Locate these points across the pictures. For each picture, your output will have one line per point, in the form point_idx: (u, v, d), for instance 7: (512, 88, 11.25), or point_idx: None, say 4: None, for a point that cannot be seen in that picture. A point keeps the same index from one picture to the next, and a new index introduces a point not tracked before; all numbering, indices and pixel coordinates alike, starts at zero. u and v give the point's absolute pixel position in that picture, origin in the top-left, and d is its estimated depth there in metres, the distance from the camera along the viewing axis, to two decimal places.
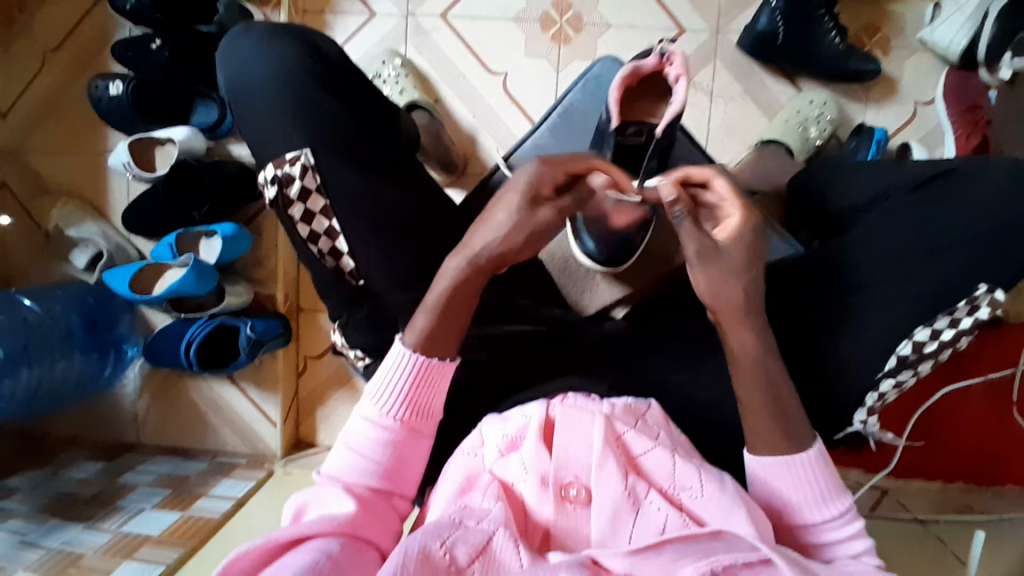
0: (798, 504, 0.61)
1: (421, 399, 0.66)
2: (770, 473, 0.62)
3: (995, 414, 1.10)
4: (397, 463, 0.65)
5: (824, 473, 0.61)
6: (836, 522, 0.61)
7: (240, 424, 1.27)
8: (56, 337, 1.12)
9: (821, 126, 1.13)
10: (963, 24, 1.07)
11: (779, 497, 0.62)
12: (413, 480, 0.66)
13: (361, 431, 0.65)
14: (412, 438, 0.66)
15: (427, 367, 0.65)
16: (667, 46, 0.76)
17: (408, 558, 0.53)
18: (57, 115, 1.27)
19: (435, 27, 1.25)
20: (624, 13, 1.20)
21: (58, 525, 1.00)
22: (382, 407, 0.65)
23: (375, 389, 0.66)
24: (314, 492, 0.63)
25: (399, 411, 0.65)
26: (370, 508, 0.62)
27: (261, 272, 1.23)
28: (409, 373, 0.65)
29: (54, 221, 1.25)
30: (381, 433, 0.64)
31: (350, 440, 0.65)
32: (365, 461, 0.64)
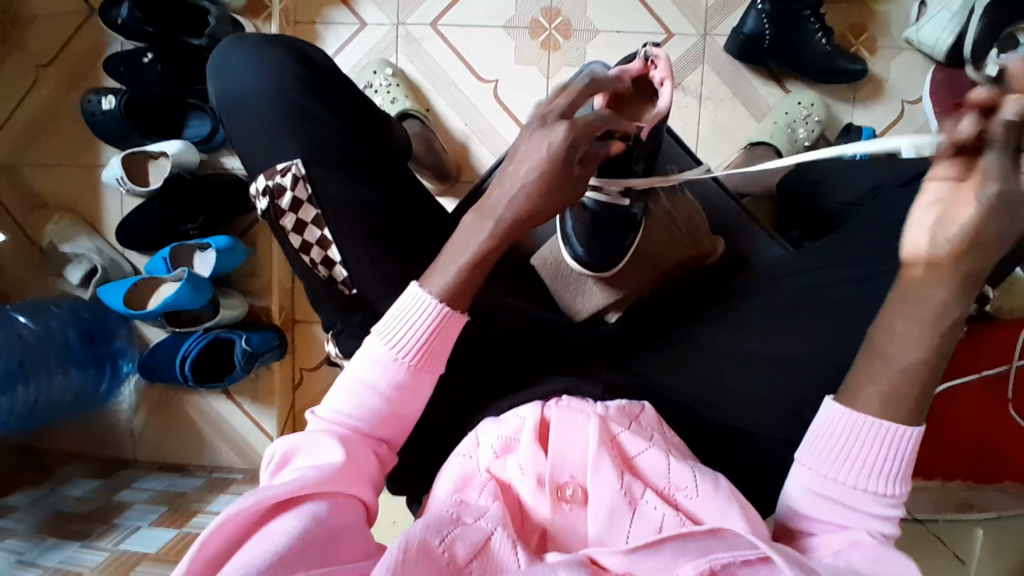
0: (860, 466, 0.53)
1: (435, 349, 0.64)
2: (851, 425, 0.53)
3: (993, 411, 1.09)
4: (397, 411, 0.64)
5: (909, 451, 0.53)
6: (884, 500, 0.53)
7: (237, 438, 1.27)
8: (51, 353, 1.11)
9: (810, 126, 1.14)
10: (948, 22, 1.08)
11: (842, 453, 0.54)
12: (406, 428, 0.66)
13: (367, 373, 0.64)
14: (417, 387, 0.65)
15: (446, 318, 0.64)
16: (650, 50, 0.77)
17: (408, 545, 0.52)
18: (48, 131, 1.27)
19: (426, 36, 1.26)
20: (613, 19, 1.21)
21: (55, 544, 0.99)
22: (394, 350, 0.63)
23: (386, 332, 0.64)
24: (305, 435, 0.62)
25: (411, 358, 0.63)
26: (362, 454, 0.62)
27: (256, 284, 1.24)
28: (428, 321, 0.63)
29: (48, 237, 1.25)
30: (390, 378, 0.63)
31: (352, 381, 0.64)
32: (365, 403, 0.63)
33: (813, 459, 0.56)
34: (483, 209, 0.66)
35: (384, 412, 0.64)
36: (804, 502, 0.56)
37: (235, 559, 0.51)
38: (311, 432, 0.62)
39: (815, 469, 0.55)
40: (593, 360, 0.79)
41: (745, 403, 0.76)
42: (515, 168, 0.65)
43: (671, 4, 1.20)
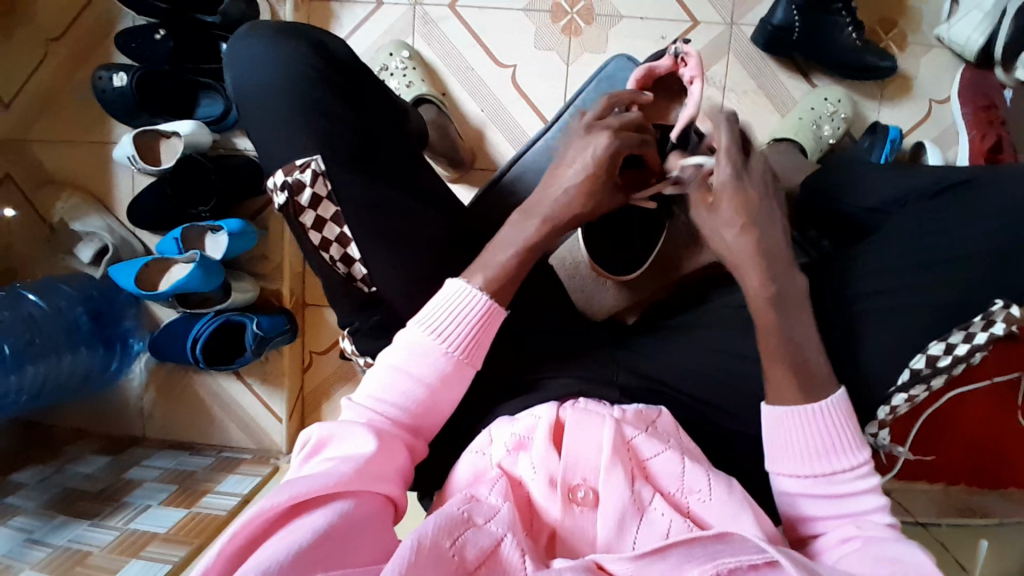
0: (816, 452, 0.61)
1: (479, 342, 0.66)
2: (788, 418, 0.62)
3: (999, 416, 1.10)
4: (435, 402, 0.65)
5: (847, 420, 0.61)
6: (854, 474, 0.60)
7: (246, 419, 1.27)
8: (61, 331, 1.11)
9: (835, 124, 1.11)
10: (980, 22, 1.04)
11: (796, 445, 0.61)
12: (439, 421, 0.67)
13: (410, 361, 0.65)
14: (458, 379, 0.66)
15: (492, 311, 0.66)
16: (681, 46, 0.76)
17: (421, 545, 0.52)
18: (58, 105, 1.25)
19: (443, 16, 1.22)
20: (636, 5, 1.18)
21: (66, 522, 1.00)
22: (440, 339, 0.65)
23: (432, 322, 0.65)
24: (340, 426, 0.61)
25: (457, 349, 0.65)
26: (398, 446, 0.62)
27: (266, 266, 1.23)
28: (476, 313, 0.66)
29: (59, 215, 1.25)
30: (435, 367, 0.65)
31: (394, 366, 0.65)
32: (407, 391, 0.64)
33: (784, 456, 0.62)
34: (529, 210, 0.71)
35: (425, 402, 0.65)
36: (792, 503, 0.62)
37: (260, 554, 0.50)
38: (346, 422, 0.62)
39: (784, 471, 0.62)
40: (607, 363, 0.78)
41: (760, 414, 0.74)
42: (564, 173, 0.71)
43: None
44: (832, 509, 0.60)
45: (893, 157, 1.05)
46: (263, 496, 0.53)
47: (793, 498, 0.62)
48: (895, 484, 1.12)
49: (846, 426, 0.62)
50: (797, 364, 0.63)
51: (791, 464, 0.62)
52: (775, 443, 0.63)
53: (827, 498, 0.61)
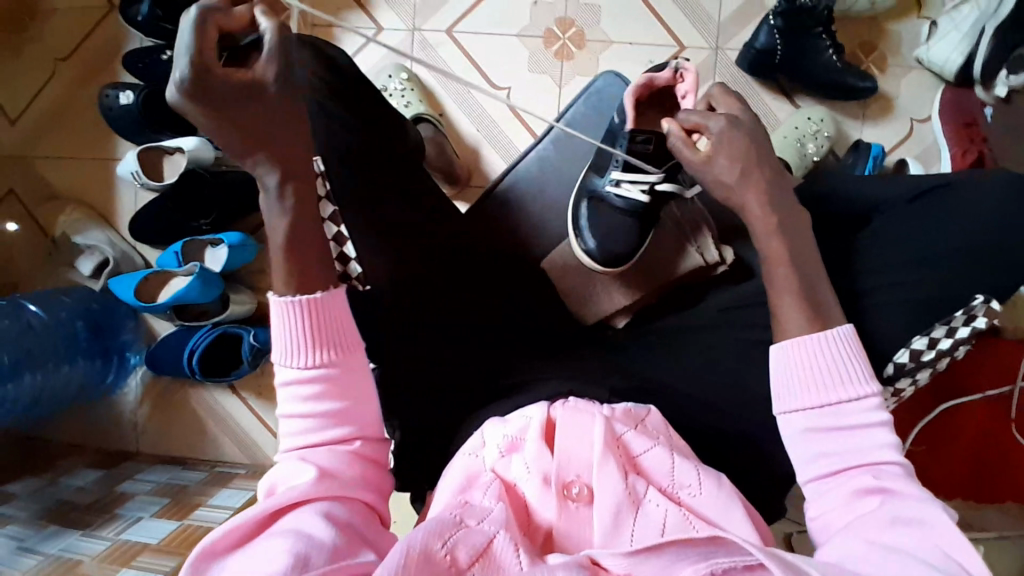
0: (829, 382, 0.62)
1: (323, 333, 0.61)
2: (801, 351, 0.63)
3: (994, 429, 1.09)
4: (336, 411, 0.61)
5: (855, 352, 0.63)
6: (865, 405, 0.61)
7: (240, 433, 1.27)
8: (59, 342, 1.12)
9: (819, 143, 1.15)
10: (959, 43, 1.09)
11: (809, 376, 0.63)
12: (370, 425, 0.64)
13: (287, 397, 0.61)
14: (346, 379, 0.62)
15: (312, 298, 0.61)
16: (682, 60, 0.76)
17: (409, 553, 0.52)
18: (65, 125, 1.29)
19: (441, 41, 1.27)
20: (626, 30, 1.23)
21: (57, 532, 0.99)
22: (297, 360, 0.61)
23: (282, 348, 0.62)
24: (275, 472, 0.60)
25: (316, 357, 0.61)
26: (336, 460, 0.60)
27: (265, 280, 1.25)
28: (299, 310, 0.61)
29: (60, 229, 1.26)
30: (305, 389, 0.61)
31: (285, 410, 0.62)
32: (307, 421, 0.61)
33: (796, 391, 0.63)
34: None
35: (329, 420, 0.61)
36: (806, 441, 0.62)
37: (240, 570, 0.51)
38: (282, 463, 0.60)
39: (797, 406, 0.63)
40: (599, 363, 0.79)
41: (750, 411, 0.75)
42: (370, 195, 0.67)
43: (683, 17, 1.22)
44: (846, 442, 0.61)
45: (876, 172, 1.09)
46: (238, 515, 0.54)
47: (807, 436, 0.62)
48: None
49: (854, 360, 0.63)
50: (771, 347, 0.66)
51: (805, 396, 0.62)
52: (787, 377, 0.64)
53: (841, 430, 0.61)
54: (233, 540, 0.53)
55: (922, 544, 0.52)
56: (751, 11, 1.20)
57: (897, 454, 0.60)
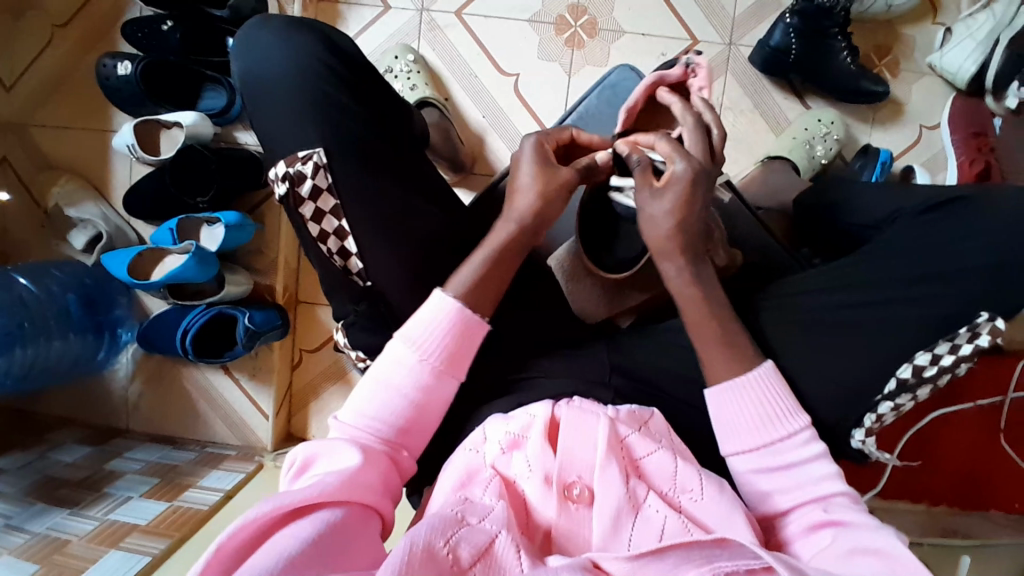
0: (760, 420, 0.65)
1: (457, 354, 0.67)
2: (726, 396, 0.66)
3: (984, 439, 1.10)
4: (418, 418, 0.66)
5: (781, 389, 0.66)
6: (797, 440, 0.64)
7: (232, 414, 1.26)
8: (52, 315, 1.10)
9: (827, 145, 1.13)
10: (973, 51, 1.08)
11: (739, 419, 0.65)
12: (422, 439, 0.67)
13: (388, 376, 0.66)
14: (439, 391, 0.67)
15: (467, 321, 0.68)
16: (693, 58, 0.82)
17: (412, 548, 0.51)
18: (61, 91, 1.26)
19: (450, 24, 1.25)
20: (640, 22, 1.21)
21: (45, 509, 0.98)
22: (419, 352, 0.66)
23: (411, 334, 0.67)
24: (326, 445, 0.62)
25: (436, 360, 0.66)
26: (386, 465, 0.63)
27: (262, 262, 1.23)
28: (447, 327, 0.67)
29: (53, 200, 1.23)
30: (415, 379, 0.66)
31: (376, 387, 0.66)
32: (393, 404, 0.65)
33: (733, 432, 0.65)
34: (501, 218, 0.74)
35: (413, 417, 0.66)
36: (750, 480, 0.65)
37: (243, 567, 0.49)
38: (333, 439, 0.63)
39: (736, 448, 0.65)
40: (601, 363, 0.78)
41: None
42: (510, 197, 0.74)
43: (698, 10, 1.20)
44: (787, 477, 0.63)
45: (884, 178, 1.08)
46: (250, 508, 0.52)
47: (751, 476, 0.65)
48: (877, 503, 1.10)
49: (783, 396, 0.66)
50: (728, 338, 0.68)
51: (743, 438, 0.65)
52: (725, 419, 0.66)
53: (777, 466, 0.64)
54: (234, 539, 0.50)
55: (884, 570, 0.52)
56: (766, 8, 1.18)
57: (840, 484, 0.62)
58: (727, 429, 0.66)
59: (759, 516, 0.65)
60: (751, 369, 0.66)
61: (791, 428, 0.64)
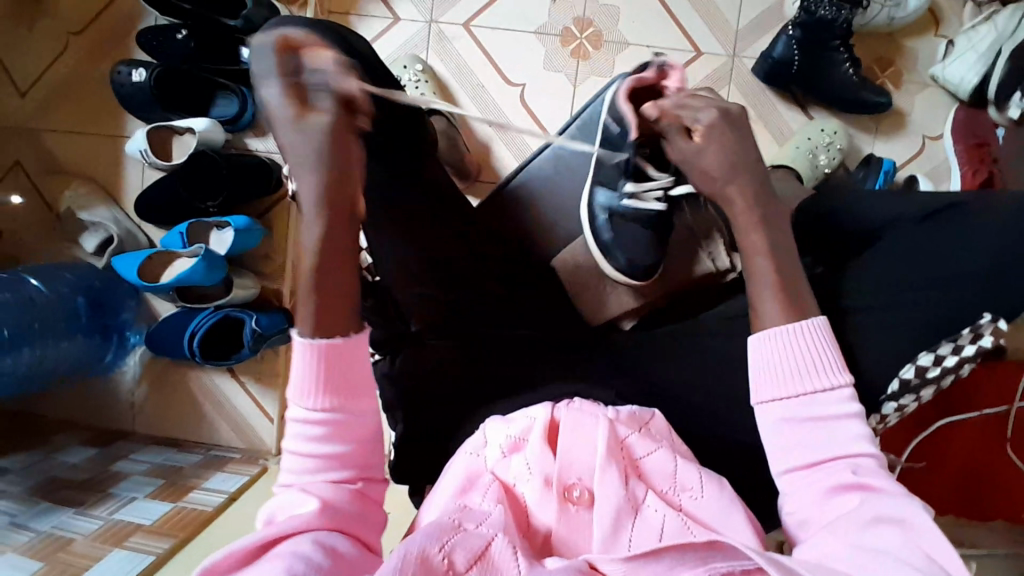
0: (804, 369, 0.62)
1: (335, 376, 0.60)
2: (773, 342, 0.64)
3: (989, 448, 1.08)
4: (348, 450, 0.61)
5: (828, 343, 0.63)
6: (838, 395, 0.61)
7: (236, 418, 1.27)
8: (59, 318, 1.12)
9: (831, 154, 1.15)
10: (975, 62, 1.09)
11: (781, 366, 0.63)
12: (374, 461, 0.63)
13: (299, 426, 0.61)
14: (353, 419, 0.61)
15: (326, 344, 0.60)
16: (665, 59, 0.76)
17: (403, 563, 0.50)
18: (74, 98, 1.29)
19: (458, 35, 1.27)
20: (644, 34, 1.23)
21: (49, 509, 0.99)
22: (304, 399, 0.60)
23: (294, 380, 0.61)
24: (277, 500, 0.59)
25: (320, 399, 0.60)
26: (344, 500, 0.59)
27: (270, 267, 1.24)
28: (311, 356, 0.60)
29: (66, 204, 1.25)
30: (312, 425, 0.60)
31: (292, 440, 0.61)
32: (307, 453, 0.60)
33: (773, 382, 0.63)
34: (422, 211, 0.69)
35: (336, 454, 0.60)
36: (777, 429, 0.63)
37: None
38: (283, 489, 0.60)
39: (774, 399, 0.63)
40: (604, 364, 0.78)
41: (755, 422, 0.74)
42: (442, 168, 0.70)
43: (701, 22, 1.21)
44: (821, 431, 0.61)
45: (886, 187, 1.09)
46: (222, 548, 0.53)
47: (781, 425, 0.62)
48: None
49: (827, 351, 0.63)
50: None
51: (784, 388, 0.62)
52: (767, 367, 0.64)
53: (812, 419, 0.61)
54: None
55: (903, 544, 0.52)
56: (768, 21, 1.20)
57: (871, 446, 0.60)
58: (763, 377, 0.64)
59: (775, 471, 0.63)
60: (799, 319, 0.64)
61: (830, 383, 0.62)
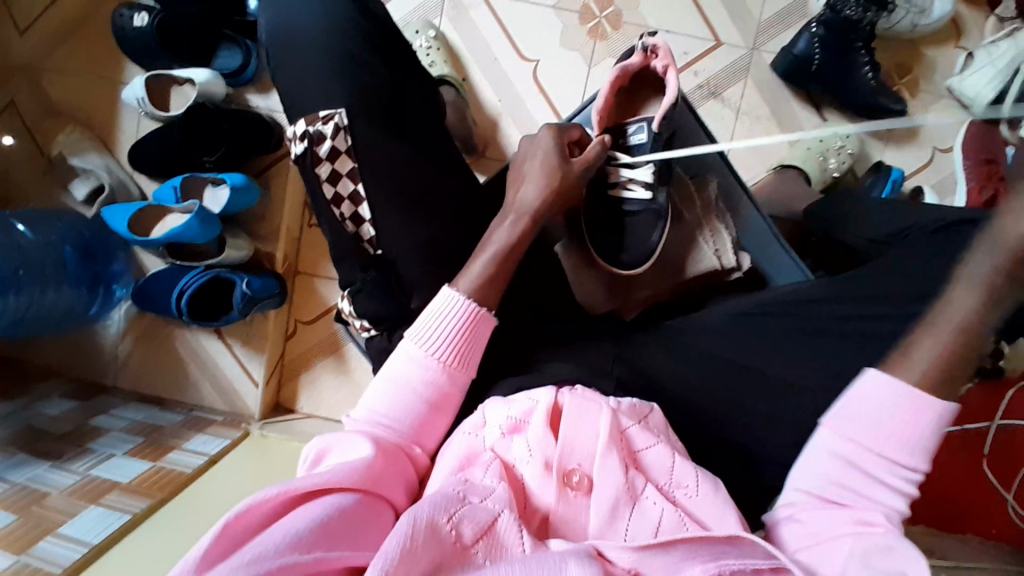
0: (895, 439, 0.58)
1: (467, 346, 0.67)
2: (890, 398, 0.59)
3: (967, 462, 1.10)
4: (429, 409, 0.65)
5: (939, 429, 0.58)
6: (903, 474, 0.58)
7: (222, 380, 1.25)
8: (49, 264, 1.09)
9: (841, 158, 1.13)
10: (994, 78, 1.07)
11: (876, 422, 0.59)
12: (437, 434, 0.66)
13: (401, 368, 0.66)
14: (449, 384, 0.66)
15: (477, 315, 0.67)
16: (648, 40, 0.81)
17: (416, 527, 0.50)
18: (74, 40, 1.24)
19: (474, 5, 1.24)
20: (664, 18, 1.20)
21: (26, 460, 0.97)
22: (428, 347, 0.66)
23: (420, 329, 0.67)
24: (337, 437, 0.61)
25: (442, 353, 0.66)
26: (396, 455, 0.61)
27: (264, 229, 1.21)
28: (461, 316, 0.67)
29: (59, 147, 1.22)
30: (423, 376, 0.65)
31: (387, 380, 0.66)
32: (402, 400, 0.65)
33: (845, 426, 0.60)
34: (507, 208, 0.74)
35: (425, 416, 0.65)
36: (818, 462, 0.60)
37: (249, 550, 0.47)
38: (343, 433, 0.62)
39: (843, 437, 0.60)
40: (603, 356, 0.77)
41: (749, 423, 0.74)
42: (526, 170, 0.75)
43: (723, 11, 1.19)
44: (857, 491, 0.58)
45: (894, 196, 1.06)
46: (260, 490, 0.51)
47: (828, 461, 0.60)
48: None
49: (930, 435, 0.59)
50: None
51: (861, 441, 0.59)
52: (861, 411, 0.60)
53: (861, 478, 0.58)
54: (241, 521, 0.49)
55: None
56: (793, 15, 1.17)
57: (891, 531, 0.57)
58: (846, 415, 0.60)
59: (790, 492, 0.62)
60: (934, 396, 0.59)
61: (909, 465, 0.58)
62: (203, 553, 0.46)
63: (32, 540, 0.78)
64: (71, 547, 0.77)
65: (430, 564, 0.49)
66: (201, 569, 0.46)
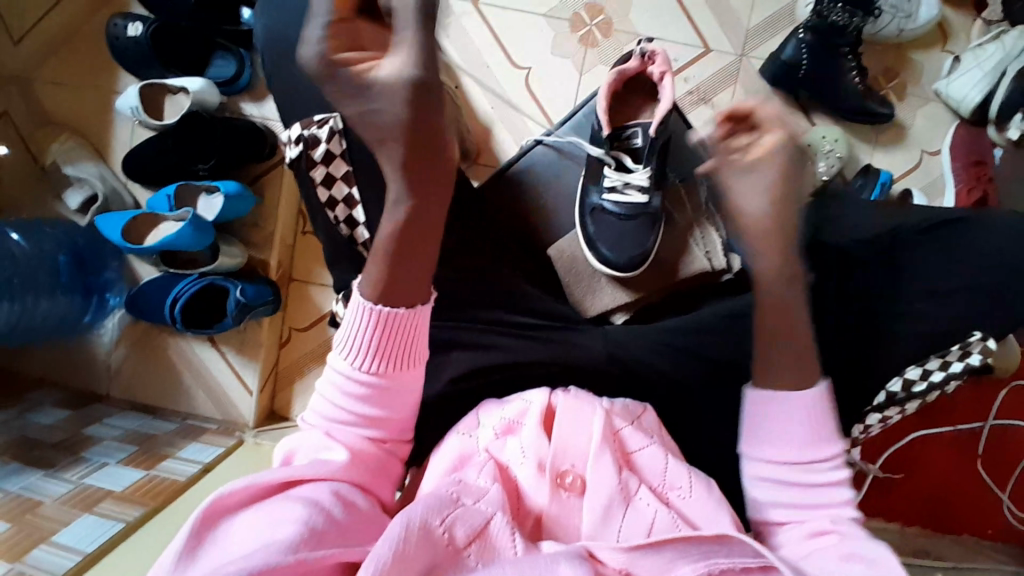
0: (795, 439, 0.61)
1: (393, 348, 0.59)
2: (768, 404, 0.63)
3: (960, 462, 1.10)
4: (381, 413, 0.60)
5: (828, 412, 0.62)
6: (827, 465, 0.61)
7: (215, 387, 1.25)
8: (41, 275, 1.10)
9: (830, 162, 1.13)
10: (980, 80, 1.09)
11: (771, 432, 0.62)
12: (407, 425, 0.63)
13: (334, 379, 0.60)
14: (391, 387, 0.60)
15: (386, 317, 0.58)
16: (646, 46, 0.83)
17: (410, 529, 0.50)
18: (67, 49, 1.25)
19: (466, 12, 1.25)
20: (654, 25, 1.21)
21: (18, 469, 0.96)
22: (353, 358, 0.59)
23: (342, 338, 0.60)
24: (301, 438, 0.60)
25: (370, 361, 0.59)
26: (362, 453, 0.59)
27: (257, 236, 1.21)
28: (369, 323, 0.58)
29: (52, 156, 1.22)
30: (354, 387, 0.59)
31: (325, 390, 0.61)
32: (344, 409, 0.60)
33: (757, 447, 0.63)
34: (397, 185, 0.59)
35: (377, 418, 0.61)
36: (759, 484, 0.63)
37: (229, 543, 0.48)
38: (305, 433, 0.60)
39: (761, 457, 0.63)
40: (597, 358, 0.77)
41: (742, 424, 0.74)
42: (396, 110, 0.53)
43: (711, 18, 1.20)
44: (801, 495, 0.61)
45: (883, 198, 1.09)
46: (235, 481, 0.52)
47: (762, 482, 0.63)
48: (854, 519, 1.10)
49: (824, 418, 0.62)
50: None
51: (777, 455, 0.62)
52: (759, 425, 0.63)
53: (795, 483, 0.61)
54: (218, 509, 0.50)
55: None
56: (781, 21, 1.19)
57: (850, 511, 0.61)
58: (751, 435, 0.64)
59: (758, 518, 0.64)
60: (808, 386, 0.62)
61: (825, 453, 0.61)
62: (182, 549, 0.47)
63: (25, 549, 0.77)
64: (64, 555, 0.76)
65: (423, 566, 0.49)
66: (181, 564, 0.47)
